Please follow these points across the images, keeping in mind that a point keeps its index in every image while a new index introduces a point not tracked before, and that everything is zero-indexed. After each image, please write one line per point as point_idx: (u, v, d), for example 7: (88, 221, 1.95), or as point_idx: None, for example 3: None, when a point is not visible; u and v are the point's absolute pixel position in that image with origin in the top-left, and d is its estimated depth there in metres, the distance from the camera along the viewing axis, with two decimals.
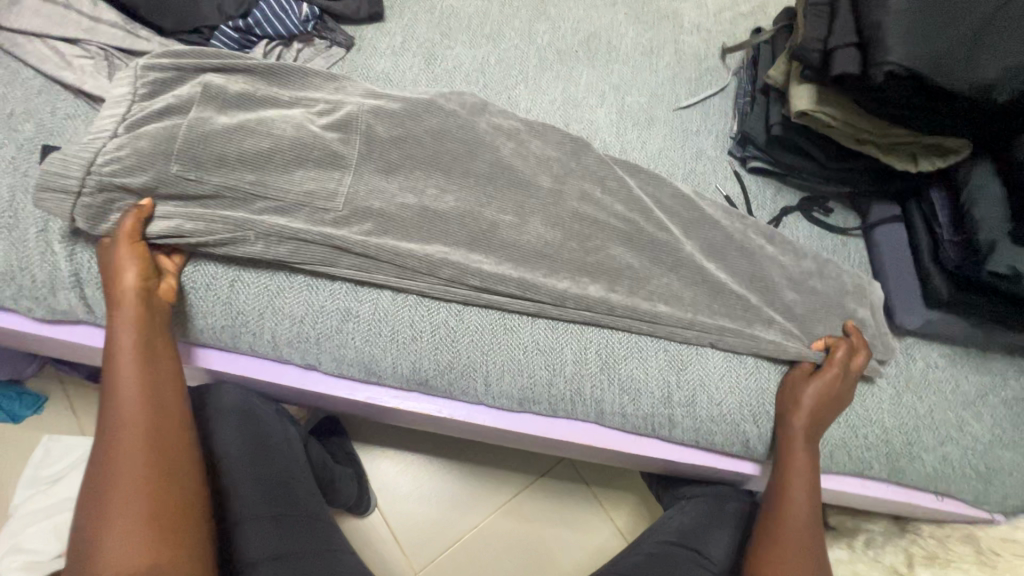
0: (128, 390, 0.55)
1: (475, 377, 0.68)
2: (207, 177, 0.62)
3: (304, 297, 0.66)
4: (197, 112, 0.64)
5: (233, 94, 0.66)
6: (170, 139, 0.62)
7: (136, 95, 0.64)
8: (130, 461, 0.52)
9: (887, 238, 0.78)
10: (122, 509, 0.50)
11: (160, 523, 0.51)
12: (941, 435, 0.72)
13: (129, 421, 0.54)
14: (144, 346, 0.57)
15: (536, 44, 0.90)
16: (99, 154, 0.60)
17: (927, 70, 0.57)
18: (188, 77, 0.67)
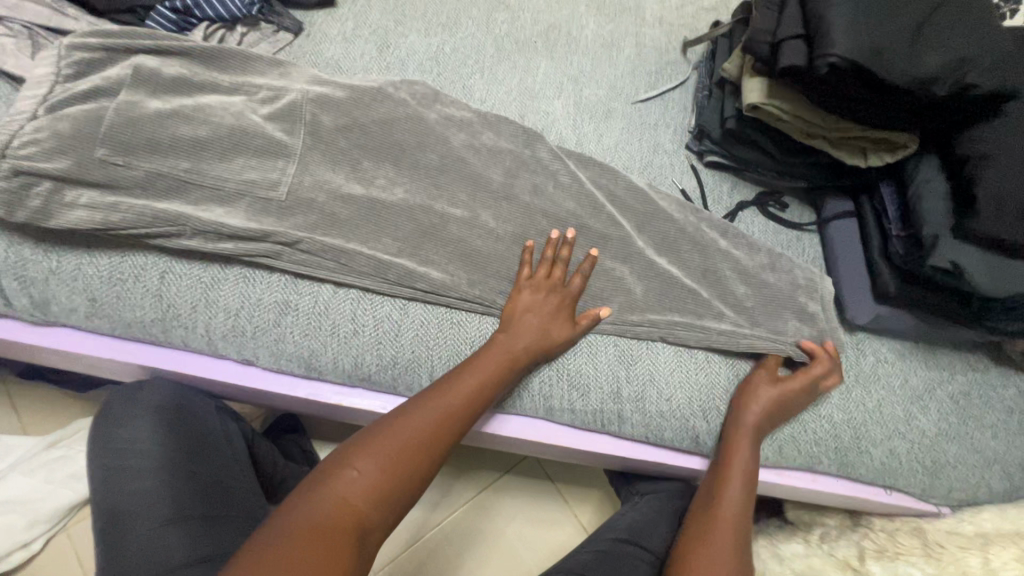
0: (458, 390, 0.58)
1: (420, 373, 0.66)
2: (136, 164, 0.59)
3: (241, 290, 0.63)
4: (125, 96, 0.61)
5: (166, 78, 0.63)
6: (96, 123, 0.58)
7: (59, 76, 0.60)
8: (405, 438, 0.52)
9: (839, 233, 0.79)
10: (351, 478, 0.48)
11: (360, 511, 0.47)
12: (890, 429, 0.72)
13: (431, 410, 0.55)
14: (499, 370, 0.61)
15: (494, 34, 0.89)
16: (15, 138, 0.56)
17: (870, 63, 0.57)
18: (118, 58, 0.64)
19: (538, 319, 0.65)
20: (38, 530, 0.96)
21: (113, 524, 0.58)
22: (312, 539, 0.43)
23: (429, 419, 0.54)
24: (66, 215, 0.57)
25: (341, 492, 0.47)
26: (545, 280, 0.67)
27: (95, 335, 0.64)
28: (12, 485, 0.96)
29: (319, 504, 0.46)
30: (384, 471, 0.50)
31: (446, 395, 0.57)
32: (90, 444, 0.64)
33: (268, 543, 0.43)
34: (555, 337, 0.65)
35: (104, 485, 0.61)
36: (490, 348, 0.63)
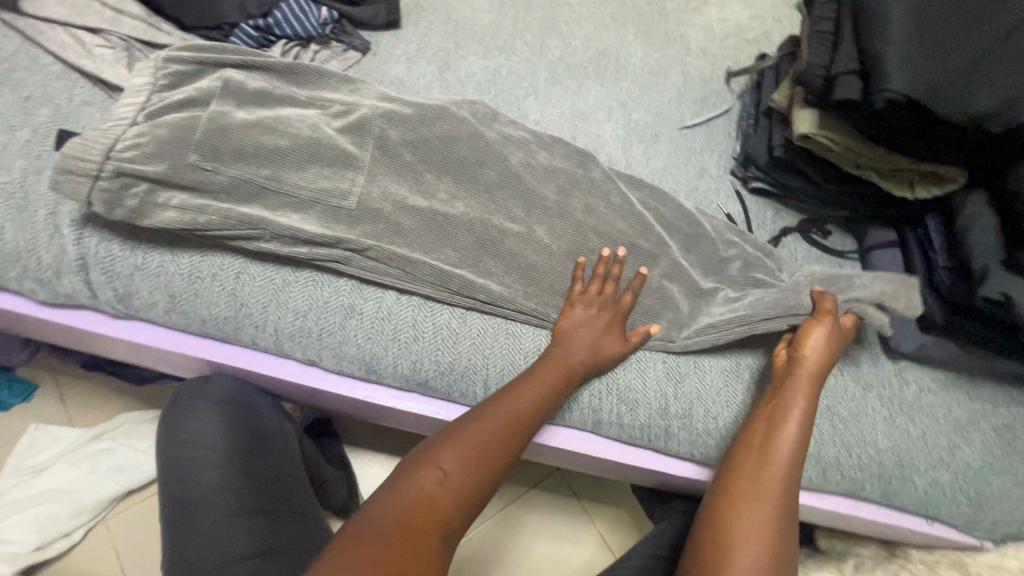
0: (523, 397, 0.60)
1: (475, 380, 0.68)
2: (222, 170, 0.63)
3: (309, 292, 0.66)
4: (215, 106, 0.65)
5: (251, 90, 0.68)
6: (189, 131, 0.62)
7: (155, 86, 0.64)
8: (476, 440, 0.55)
9: (882, 262, 0.80)
10: (431, 478, 0.52)
11: (441, 509, 0.50)
12: (933, 458, 0.73)
13: (498, 417, 0.58)
14: (555, 379, 0.63)
15: (547, 59, 0.93)
16: (118, 141, 0.59)
17: (925, 100, 0.60)
18: (208, 71, 0.68)
19: (587, 335, 0.67)
20: (80, 521, 0.98)
21: (179, 512, 0.61)
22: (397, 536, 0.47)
23: (495, 425, 0.57)
24: (158, 215, 0.60)
25: (423, 491, 0.51)
26: (596, 297, 0.70)
27: (168, 329, 0.67)
28: (60, 474, 0.99)
29: (403, 501, 0.50)
30: (461, 473, 0.53)
31: (510, 402, 0.60)
32: (160, 434, 0.67)
33: (363, 532, 0.47)
34: (605, 353, 0.67)
35: (172, 474, 0.64)
36: (547, 358, 0.65)
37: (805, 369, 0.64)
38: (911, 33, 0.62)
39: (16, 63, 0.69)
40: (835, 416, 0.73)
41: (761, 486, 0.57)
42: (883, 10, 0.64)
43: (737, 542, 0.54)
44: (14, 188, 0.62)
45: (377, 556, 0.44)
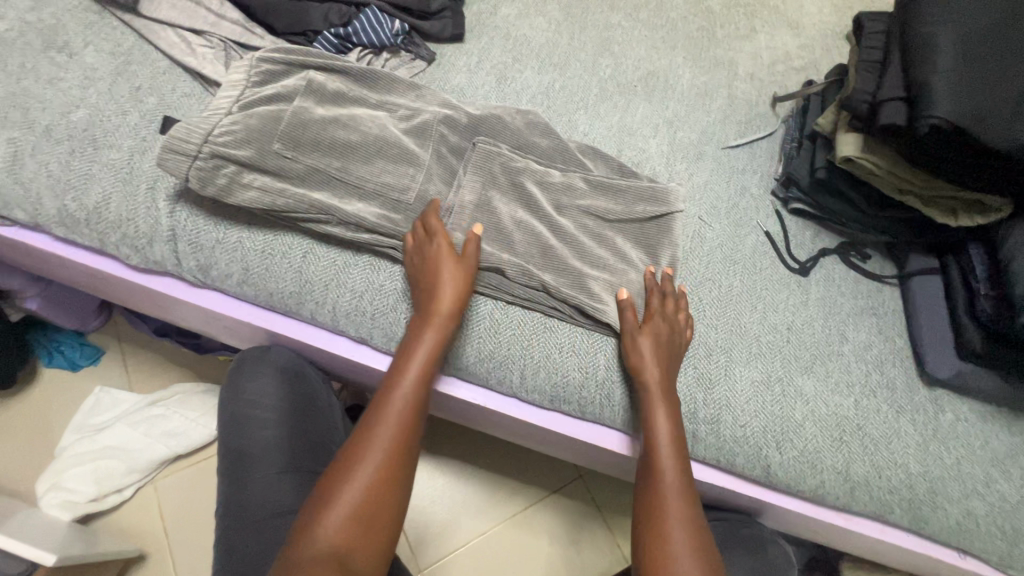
0: (397, 410, 0.61)
1: (513, 369, 0.72)
2: (300, 158, 0.69)
3: (366, 276, 0.71)
4: (299, 102, 0.72)
5: (331, 90, 0.75)
6: (275, 123, 0.70)
7: (249, 82, 0.72)
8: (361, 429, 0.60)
9: (922, 289, 0.81)
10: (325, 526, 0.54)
11: (347, 548, 0.53)
12: (968, 488, 0.72)
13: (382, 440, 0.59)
14: (432, 355, 0.64)
15: (598, 76, 0.98)
16: (215, 128, 0.67)
17: (970, 126, 0.61)
18: (293, 71, 0.76)
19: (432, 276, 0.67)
20: (133, 479, 1.06)
21: (236, 462, 0.68)
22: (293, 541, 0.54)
23: (391, 407, 0.61)
24: (241, 194, 0.67)
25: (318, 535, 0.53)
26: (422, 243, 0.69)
27: (239, 301, 0.74)
28: (120, 434, 1.07)
29: (306, 515, 0.56)
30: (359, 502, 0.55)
31: (386, 416, 0.60)
32: (223, 389, 0.73)
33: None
34: (468, 285, 0.67)
35: (234, 427, 0.70)
36: (408, 357, 0.64)
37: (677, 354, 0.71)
38: (958, 64, 0.64)
39: (130, 57, 0.78)
40: (867, 436, 0.73)
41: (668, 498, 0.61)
42: (932, 40, 0.67)
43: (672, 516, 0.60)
44: (121, 164, 0.71)
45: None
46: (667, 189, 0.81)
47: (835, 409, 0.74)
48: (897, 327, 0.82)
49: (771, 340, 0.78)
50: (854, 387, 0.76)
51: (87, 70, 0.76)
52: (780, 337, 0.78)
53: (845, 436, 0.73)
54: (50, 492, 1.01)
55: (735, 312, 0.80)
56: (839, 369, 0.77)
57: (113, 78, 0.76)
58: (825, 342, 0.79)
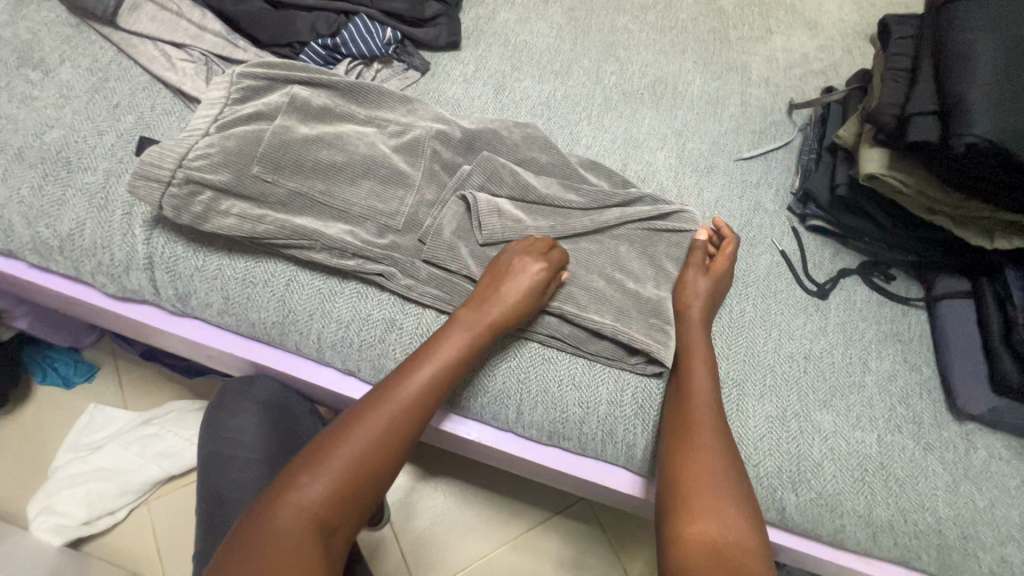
0: (419, 383, 0.57)
1: (509, 405, 0.68)
2: (282, 182, 0.66)
3: (353, 305, 0.67)
4: (281, 120, 0.68)
5: (315, 107, 0.71)
6: (255, 144, 0.66)
7: (228, 99, 0.68)
8: (380, 393, 0.57)
9: (952, 314, 0.75)
10: (318, 483, 0.51)
11: (331, 521, 0.51)
12: (1003, 534, 0.65)
13: (384, 417, 0.55)
14: (474, 344, 0.61)
15: (603, 84, 0.92)
16: (190, 151, 0.64)
17: (1011, 146, 0.55)
18: (277, 87, 0.72)
19: (509, 285, 0.63)
20: (125, 501, 1.03)
21: (214, 505, 0.66)
22: (285, 486, 0.51)
23: (416, 383, 0.57)
24: (218, 221, 0.63)
25: (302, 502, 0.50)
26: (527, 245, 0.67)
27: (222, 330, 0.70)
28: (111, 454, 1.04)
29: (303, 460, 0.53)
30: (351, 475, 0.52)
31: (407, 389, 0.57)
32: (203, 427, 0.72)
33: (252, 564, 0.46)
34: (534, 296, 0.64)
35: (213, 469, 0.68)
36: (449, 336, 0.61)
37: (696, 345, 0.66)
38: (997, 75, 0.58)
39: (109, 72, 0.75)
40: (892, 476, 0.68)
41: (714, 475, 0.56)
42: (969, 48, 0.60)
43: (700, 524, 0.53)
44: (95, 188, 0.67)
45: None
46: (675, 208, 0.76)
47: (856, 446, 0.69)
48: (925, 355, 0.76)
49: (787, 370, 0.73)
50: (876, 421, 0.71)
51: (63, 88, 0.72)
52: (797, 367, 0.73)
53: (867, 477, 0.67)
54: (40, 516, 0.99)
55: (748, 339, 0.74)
56: (861, 402, 0.72)
57: (90, 96, 0.72)
58: (846, 372, 0.74)
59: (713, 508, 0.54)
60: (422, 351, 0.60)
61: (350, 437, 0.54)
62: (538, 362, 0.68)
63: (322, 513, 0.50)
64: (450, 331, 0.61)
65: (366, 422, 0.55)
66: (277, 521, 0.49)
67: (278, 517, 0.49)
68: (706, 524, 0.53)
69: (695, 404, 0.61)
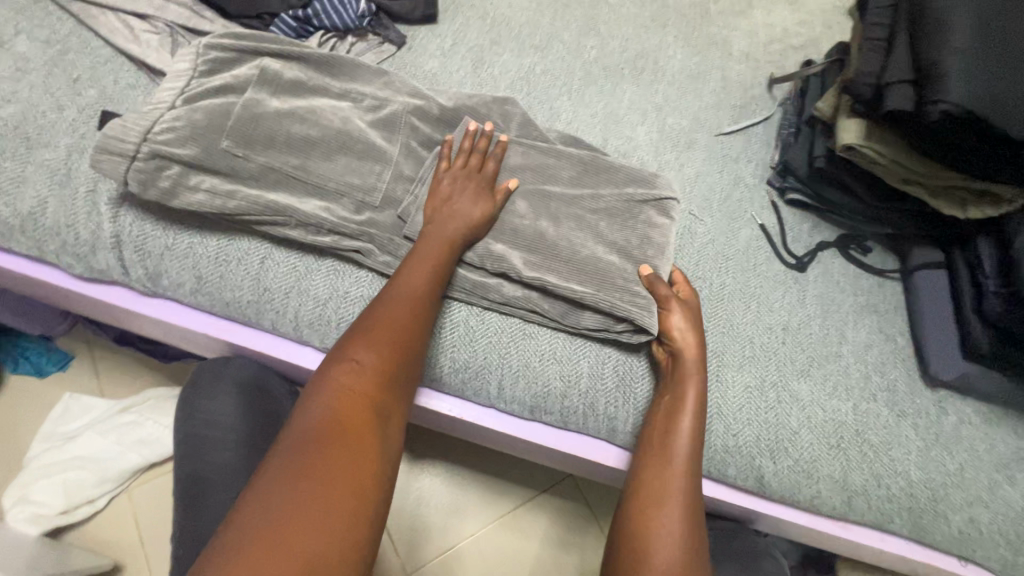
0: (431, 272, 0.61)
1: (490, 380, 0.68)
2: (253, 157, 0.64)
3: (330, 282, 0.66)
4: (252, 93, 0.66)
5: (287, 81, 0.69)
6: (224, 117, 0.64)
7: (195, 72, 0.66)
8: (402, 284, 0.59)
9: (926, 285, 0.76)
10: (361, 362, 0.53)
11: (379, 395, 0.52)
12: (970, 495, 0.68)
13: (402, 303, 0.57)
14: (467, 237, 0.65)
15: (583, 59, 0.91)
16: (156, 124, 0.62)
17: (984, 112, 0.56)
18: (246, 58, 0.69)
19: (460, 197, 0.66)
20: (105, 489, 1.01)
21: (193, 487, 0.65)
22: (329, 369, 0.52)
23: (429, 272, 0.61)
24: (187, 196, 0.62)
25: (346, 382, 0.51)
26: (462, 168, 0.69)
27: (196, 311, 0.69)
28: (89, 442, 1.02)
29: (340, 348, 0.54)
30: (389, 354, 0.54)
31: (423, 279, 0.60)
32: (178, 409, 0.71)
33: (305, 442, 0.46)
34: (489, 207, 0.67)
35: (190, 452, 0.68)
36: (442, 232, 0.63)
37: (685, 350, 0.63)
38: (971, 43, 0.59)
39: (67, 45, 0.72)
40: (866, 442, 0.69)
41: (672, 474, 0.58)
42: (943, 15, 0.61)
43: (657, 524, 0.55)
44: (57, 166, 0.65)
45: (315, 467, 0.45)
46: (656, 180, 0.74)
47: (833, 414, 0.70)
48: (899, 325, 0.77)
49: (766, 342, 0.74)
50: (852, 390, 0.72)
51: (19, 61, 0.69)
52: (776, 338, 0.74)
53: (843, 443, 0.69)
54: (16, 507, 0.97)
55: (728, 312, 0.75)
56: (837, 371, 0.73)
57: (48, 69, 0.69)
58: (824, 343, 0.75)
59: (664, 508, 0.56)
60: (422, 245, 0.62)
61: (383, 323, 0.55)
62: (519, 339, 0.68)
63: (370, 392, 0.51)
64: (445, 226, 0.64)
65: (394, 309, 0.57)
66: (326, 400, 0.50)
67: (327, 397, 0.50)
68: (660, 523, 0.55)
69: (681, 400, 0.61)
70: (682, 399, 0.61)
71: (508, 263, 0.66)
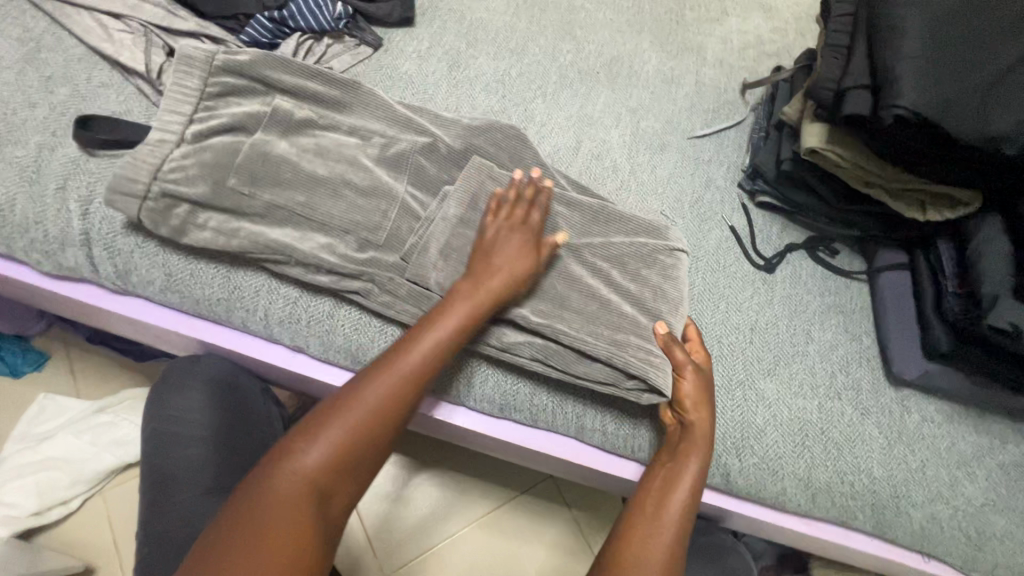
0: (429, 351, 0.56)
1: (459, 377, 0.68)
2: (258, 194, 0.64)
3: (298, 278, 0.66)
4: (260, 133, 0.67)
5: (296, 119, 0.68)
6: (231, 156, 0.65)
7: (204, 95, 0.67)
8: (395, 362, 0.55)
9: (890, 285, 0.78)
10: (323, 443, 0.50)
11: (331, 483, 0.49)
12: (931, 492, 0.69)
13: (387, 384, 0.54)
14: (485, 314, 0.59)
15: (559, 62, 0.93)
16: (166, 161, 0.63)
17: (935, 116, 0.57)
18: (256, 84, 0.69)
19: (495, 259, 0.62)
20: (78, 490, 1.00)
21: (161, 484, 0.66)
22: (293, 442, 0.50)
23: (428, 352, 0.56)
24: (195, 235, 0.64)
25: (300, 463, 0.49)
26: (507, 220, 0.64)
27: (167, 309, 0.69)
28: (60, 443, 1.00)
29: (311, 418, 0.52)
30: (356, 438, 0.51)
31: (418, 358, 0.56)
32: (148, 405, 0.71)
33: (241, 528, 0.45)
34: (525, 270, 0.62)
35: (158, 449, 0.67)
36: (454, 304, 0.59)
37: (696, 426, 0.62)
38: (924, 49, 0.60)
39: (41, 43, 0.72)
40: (830, 439, 0.70)
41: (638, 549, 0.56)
42: (898, 24, 0.63)
43: None
44: (27, 163, 0.65)
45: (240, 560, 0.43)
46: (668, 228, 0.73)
47: (798, 412, 0.71)
48: (865, 325, 0.79)
49: (734, 341, 0.75)
50: (817, 388, 0.73)
51: None
52: (743, 338, 0.75)
53: (808, 440, 0.70)
54: None
55: (696, 312, 0.76)
56: (803, 370, 0.74)
57: (20, 67, 0.70)
58: (790, 342, 0.76)
59: None
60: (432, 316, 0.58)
61: (360, 402, 0.52)
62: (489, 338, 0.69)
63: (324, 480, 0.49)
64: (458, 299, 0.59)
65: (376, 389, 0.53)
66: (278, 482, 0.48)
67: (280, 477, 0.48)
68: None
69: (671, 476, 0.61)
70: (678, 476, 0.60)
71: None
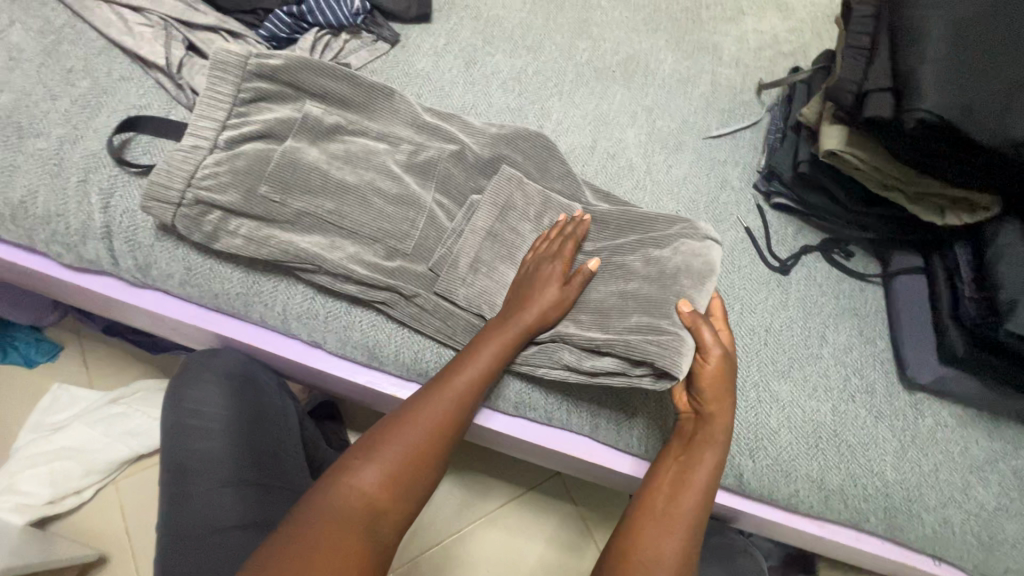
0: (472, 377, 0.58)
1: None
2: (289, 203, 0.65)
3: (326, 286, 0.66)
4: (292, 141, 0.67)
5: (325, 126, 0.69)
6: (262, 163, 0.65)
7: (236, 102, 0.67)
8: (440, 387, 0.57)
9: (905, 289, 0.78)
10: (375, 466, 0.52)
11: (382, 503, 0.51)
12: (943, 495, 0.69)
13: (435, 408, 0.55)
14: (522, 337, 0.60)
15: (575, 60, 0.92)
16: (199, 169, 0.63)
17: (957, 119, 0.57)
18: (285, 90, 0.69)
19: (535, 287, 0.62)
20: (92, 480, 1.01)
21: (177, 476, 0.66)
22: (346, 463, 0.52)
23: (471, 377, 0.58)
24: (226, 240, 0.64)
25: (354, 484, 0.51)
26: (548, 254, 0.65)
27: (185, 302, 0.69)
28: (76, 433, 1.00)
29: (364, 442, 0.54)
30: (406, 460, 0.53)
31: (460, 383, 0.57)
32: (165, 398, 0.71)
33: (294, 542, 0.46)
34: (564, 302, 0.62)
35: (175, 441, 0.68)
36: (495, 331, 0.60)
37: (716, 421, 0.60)
38: (947, 53, 0.60)
39: (62, 36, 0.72)
40: (844, 442, 0.70)
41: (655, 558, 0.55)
42: (921, 27, 0.62)
43: None
44: (48, 155, 0.66)
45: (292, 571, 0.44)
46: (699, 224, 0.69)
47: (811, 414, 0.71)
48: (880, 329, 0.78)
49: (748, 343, 0.75)
50: (831, 391, 0.73)
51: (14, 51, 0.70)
52: (758, 339, 0.75)
53: (821, 443, 0.70)
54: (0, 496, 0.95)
55: None
56: (817, 372, 0.74)
57: (41, 59, 0.70)
58: (804, 344, 0.76)
59: None
60: (475, 344, 0.61)
61: (409, 425, 0.54)
62: None
63: (374, 500, 0.50)
64: (500, 325, 0.61)
65: (424, 411, 0.55)
66: (331, 500, 0.49)
67: (334, 496, 0.50)
68: None
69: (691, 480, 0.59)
70: (693, 477, 0.59)
71: (493, 259, 0.66)
